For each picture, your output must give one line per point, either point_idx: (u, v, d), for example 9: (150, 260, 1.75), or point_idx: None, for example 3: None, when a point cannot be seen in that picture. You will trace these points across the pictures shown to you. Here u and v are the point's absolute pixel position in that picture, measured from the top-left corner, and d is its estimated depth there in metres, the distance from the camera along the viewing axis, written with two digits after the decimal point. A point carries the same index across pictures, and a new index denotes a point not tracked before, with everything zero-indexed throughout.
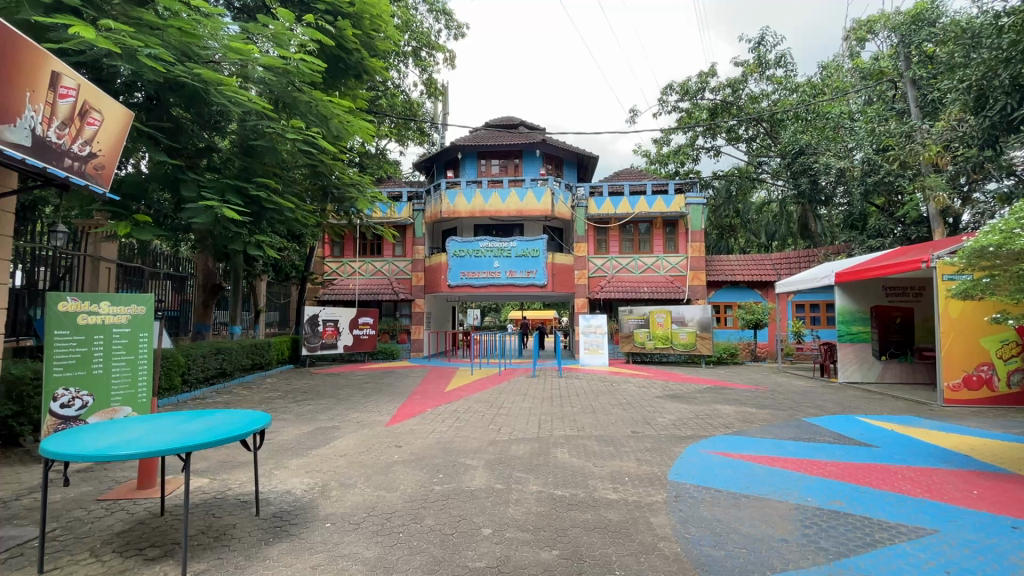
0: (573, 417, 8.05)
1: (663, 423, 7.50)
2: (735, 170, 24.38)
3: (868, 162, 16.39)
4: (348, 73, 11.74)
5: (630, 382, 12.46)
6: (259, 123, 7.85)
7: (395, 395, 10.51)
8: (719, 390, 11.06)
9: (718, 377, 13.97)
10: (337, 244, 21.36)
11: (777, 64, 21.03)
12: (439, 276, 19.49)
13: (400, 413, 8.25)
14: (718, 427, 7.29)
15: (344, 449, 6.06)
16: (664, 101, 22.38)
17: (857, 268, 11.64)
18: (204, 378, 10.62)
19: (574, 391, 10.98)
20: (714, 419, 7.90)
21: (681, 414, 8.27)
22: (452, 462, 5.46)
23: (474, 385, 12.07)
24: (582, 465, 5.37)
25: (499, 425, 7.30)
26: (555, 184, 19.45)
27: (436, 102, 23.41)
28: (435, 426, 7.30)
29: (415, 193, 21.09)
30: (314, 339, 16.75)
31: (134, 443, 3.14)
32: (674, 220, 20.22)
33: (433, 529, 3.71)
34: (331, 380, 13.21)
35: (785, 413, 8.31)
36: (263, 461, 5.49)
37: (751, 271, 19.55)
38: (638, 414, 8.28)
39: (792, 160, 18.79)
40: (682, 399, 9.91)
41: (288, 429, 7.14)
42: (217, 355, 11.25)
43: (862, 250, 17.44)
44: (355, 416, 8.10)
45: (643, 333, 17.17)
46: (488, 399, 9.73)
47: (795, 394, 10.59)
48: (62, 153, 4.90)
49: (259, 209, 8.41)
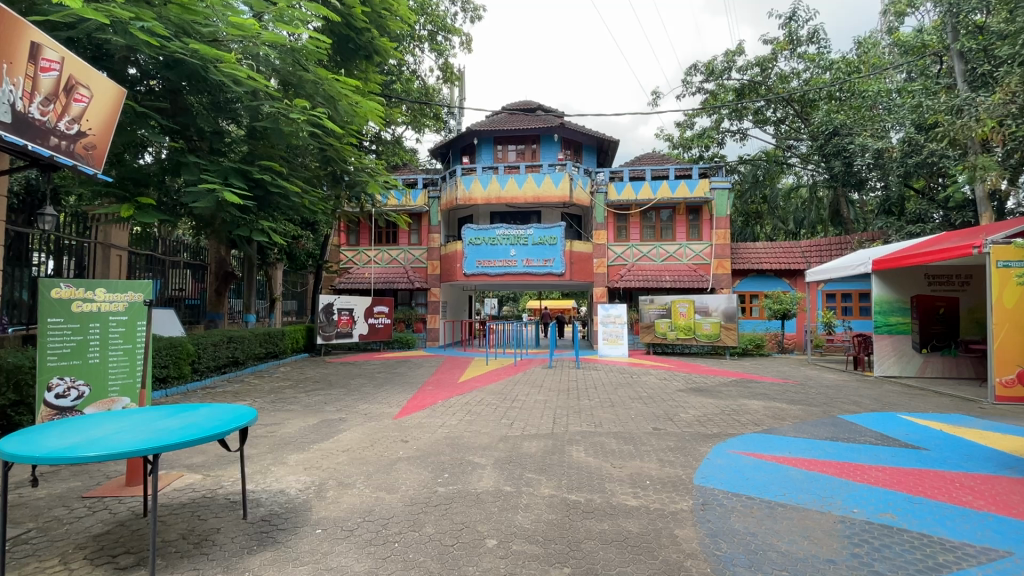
0: (590, 411, 7.64)
1: (686, 419, 7.03)
2: (763, 154, 23.43)
3: (908, 142, 15.37)
4: (358, 54, 11.38)
5: (651, 374, 11.98)
6: (262, 103, 7.56)
7: (407, 385, 10.25)
8: (746, 384, 10.49)
9: (743, 369, 13.38)
10: (353, 232, 21.21)
11: (809, 40, 19.97)
12: (455, 265, 19.16)
13: (410, 405, 7.96)
14: (747, 424, 6.78)
15: (347, 443, 5.76)
16: (687, 82, 21.48)
17: (897, 254, 10.87)
18: (216, 367, 10.53)
19: (592, 383, 10.57)
20: (741, 414, 7.40)
21: (706, 409, 7.77)
22: (460, 460, 5.11)
23: (489, 376, 11.75)
24: (599, 465, 4.96)
25: (512, 420, 6.93)
26: (574, 169, 18.87)
27: (453, 87, 22.94)
28: (446, 419, 6.96)
29: (431, 179, 20.67)
30: (329, 327, 16.66)
31: (97, 445, 2.83)
32: (698, 207, 19.45)
33: (432, 539, 3.36)
34: (344, 369, 13.04)
35: (818, 409, 7.75)
36: (262, 456, 5.22)
37: (779, 259, 18.74)
38: (659, 409, 7.80)
39: (824, 142, 17.83)
40: (706, 393, 9.41)
41: (293, 421, 6.89)
42: (229, 343, 11.13)
43: (900, 237, 16.25)
44: (364, 408, 7.83)
45: (664, 323, 16.59)
46: (502, 391, 9.37)
47: (828, 389, 9.97)
48: (47, 131, 4.62)
49: (264, 193, 8.13)
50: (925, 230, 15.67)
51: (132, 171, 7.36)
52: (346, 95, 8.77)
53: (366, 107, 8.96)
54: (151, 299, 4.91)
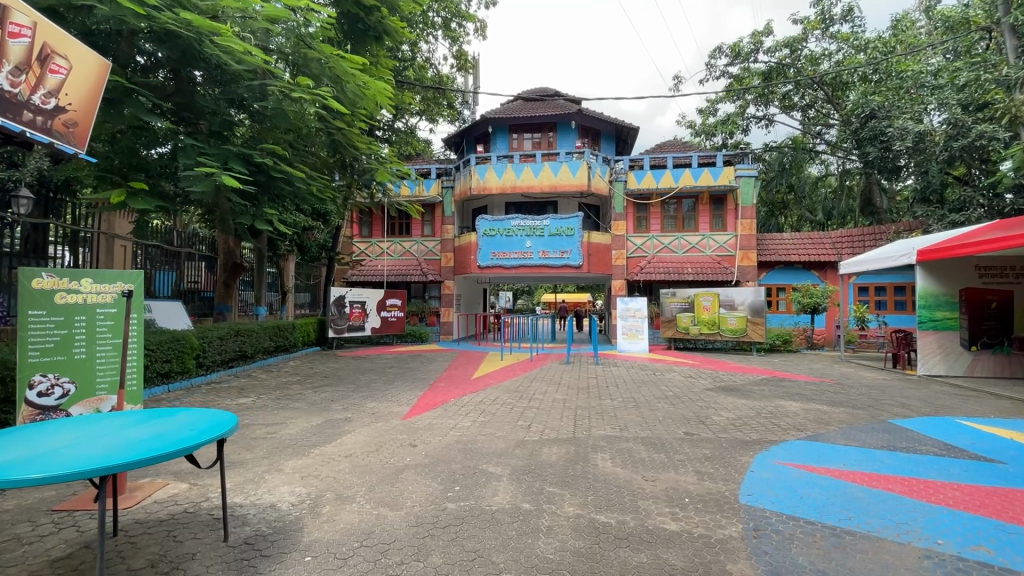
0: (613, 412, 7.07)
1: (721, 423, 6.43)
2: (789, 141, 22.51)
3: (953, 124, 14.25)
4: (368, 36, 10.84)
5: (674, 371, 11.35)
6: (262, 82, 7.07)
7: (419, 382, 9.79)
8: (778, 382, 9.81)
9: (773, 366, 12.67)
10: (366, 223, 20.85)
11: (843, 19, 18.91)
12: (469, 256, 18.69)
13: (421, 403, 7.50)
14: (788, 428, 6.16)
15: (351, 447, 5.30)
16: (711, 66, 20.58)
17: (945, 245, 10.02)
18: (222, 361, 10.19)
19: (612, 381, 10.00)
20: (779, 417, 6.77)
21: (740, 411, 7.16)
22: (472, 469, 4.60)
23: (504, 372, 11.24)
24: (629, 478, 4.41)
25: (530, 421, 6.40)
26: (591, 158, 18.17)
27: (467, 75, 22.38)
28: (458, 421, 6.45)
29: (444, 169, 20.21)
30: (341, 320, 16.31)
31: (40, 465, 2.32)
32: (722, 196, 18.62)
33: (439, 572, 2.86)
34: (354, 364, 12.67)
35: (864, 413, 7.08)
36: (257, 461, 4.78)
37: (809, 251, 17.85)
38: (689, 410, 7.21)
39: (859, 126, 16.84)
40: (736, 393, 8.78)
41: (296, 421, 6.47)
42: (236, 337, 10.79)
43: (941, 226, 15.25)
44: (372, 407, 7.38)
45: (686, 317, 15.93)
46: (518, 389, 8.85)
47: (869, 389, 9.24)
48: (20, 104, 4.18)
49: (267, 178, 7.67)
50: (969, 219, 14.66)
51: (122, 150, 6.96)
52: (354, 76, 8.24)
53: (375, 88, 8.41)
54: (131, 291, 4.41)
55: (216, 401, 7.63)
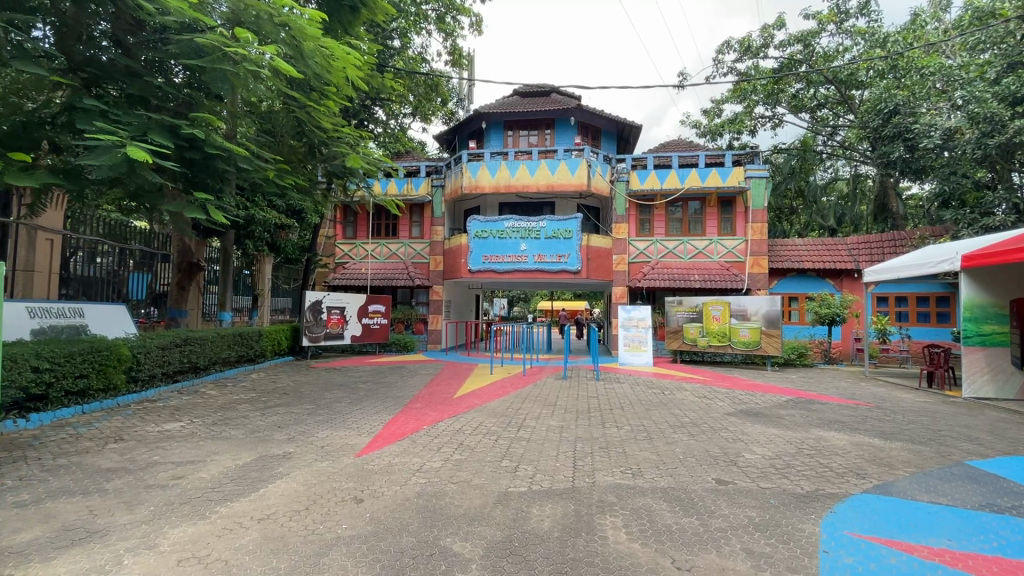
0: (620, 447, 5.75)
1: (761, 466, 5.05)
2: (798, 143, 21.56)
3: (987, 118, 12.95)
4: (344, 8, 9.59)
5: (686, 390, 9.97)
6: (192, 34, 5.81)
7: (391, 401, 8.42)
8: (807, 405, 8.46)
9: (794, 384, 11.33)
10: (350, 223, 19.55)
11: (859, 13, 17.88)
12: (459, 260, 17.31)
13: (385, 433, 6.13)
14: (846, 475, 4.80)
15: (272, 504, 3.92)
16: (719, 61, 19.54)
17: (998, 249, 8.78)
18: (163, 374, 8.75)
19: (616, 402, 8.63)
20: (829, 457, 5.40)
21: (780, 447, 5.77)
22: (429, 545, 3.26)
23: (493, 388, 9.89)
24: (653, 564, 3.07)
25: (517, 462, 5.07)
26: (592, 155, 16.93)
27: (461, 71, 21.25)
28: (425, 461, 5.08)
29: (435, 167, 18.92)
30: (317, 327, 14.94)
31: None
32: (730, 198, 17.38)
33: None
34: (324, 377, 11.26)
35: (930, 450, 5.77)
36: (128, 530, 3.40)
37: (824, 258, 16.65)
38: (716, 446, 5.82)
39: (880, 123, 15.74)
40: (763, 418, 7.49)
41: (220, 458, 5.08)
42: (183, 347, 9.30)
43: (972, 231, 14.03)
44: (323, 438, 5.97)
45: (694, 328, 14.67)
46: (506, 412, 7.49)
47: (916, 413, 7.93)
48: None
49: (201, 156, 6.36)
50: (1004, 223, 13.46)
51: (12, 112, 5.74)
52: (314, 38, 6.98)
53: (339, 54, 7.19)
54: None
55: (135, 428, 6.19)
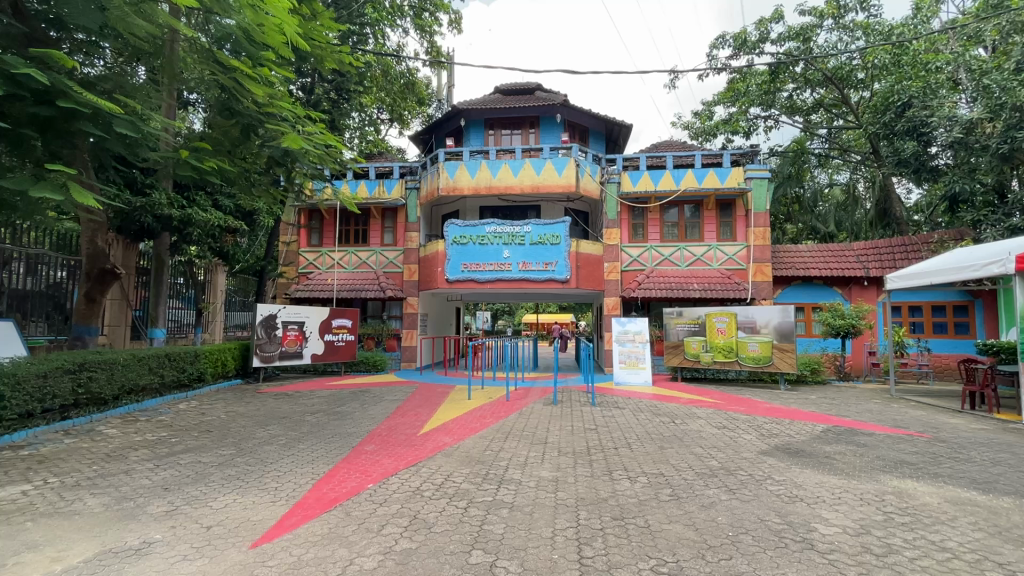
0: (642, 517, 4.09)
1: (853, 554, 3.42)
2: (794, 145, 20.51)
3: (1017, 109, 11.82)
4: None
5: (700, 418, 8.36)
6: None
7: (338, 442, 6.62)
8: (851, 438, 6.95)
9: (821, 407, 9.78)
10: (315, 231, 17.72)
11: (859, 7, 16.89)
12: (434, 268, 15.60)
13: (311, 502, 4.36)
14: (989, 569, 3.20)
15: None
16: (714, 57, 18.39)
17: None
18: (42, 409, 6.82)
19: (620, 437, 6.95)
20: (937, 532, 3.79)
21: (860, 513, 4.14)
22: None
23: (470, 420, 8.16)
24: None
25: (495, 556, 3.34)
26: (580, 154, 15.46)
27: (439, 69, 19.80)
28: (354, 558, 3.33)
29: (409, 167, 17.29)
30: (270, 346, 13.02)
31: None
32: (730, 201, 16.04)
33: None
34: (269, 406, 9.40)
35: None
36: None
37: (831, 265, 15.34)
38: (771, 513, 4.17)
39: (892, 118, 14.60)
40: (809, 458, 5.91)
41: (28, 560, 3.25)
42: (75, 374, 7.34)
43: (996, 232, 12.89)
44: (217, 510, 4.17)
45: (696, 343, 13.18)
46: (483, 458, 5.76)
47: (990, 447, 6.44)
48: None
49: (57, 113, 4.73)
50: None
51: None
52: None
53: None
54: None
55: None
